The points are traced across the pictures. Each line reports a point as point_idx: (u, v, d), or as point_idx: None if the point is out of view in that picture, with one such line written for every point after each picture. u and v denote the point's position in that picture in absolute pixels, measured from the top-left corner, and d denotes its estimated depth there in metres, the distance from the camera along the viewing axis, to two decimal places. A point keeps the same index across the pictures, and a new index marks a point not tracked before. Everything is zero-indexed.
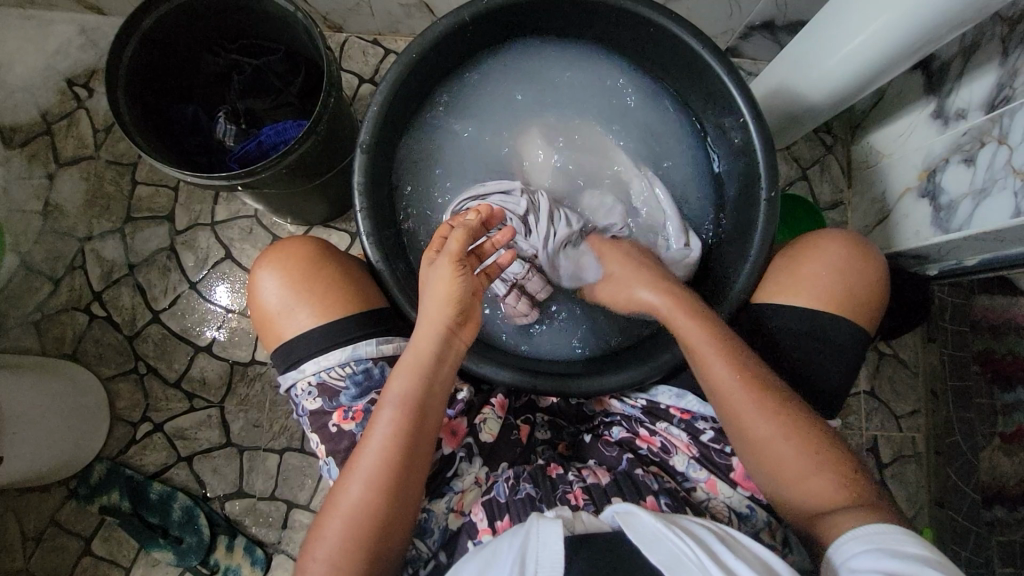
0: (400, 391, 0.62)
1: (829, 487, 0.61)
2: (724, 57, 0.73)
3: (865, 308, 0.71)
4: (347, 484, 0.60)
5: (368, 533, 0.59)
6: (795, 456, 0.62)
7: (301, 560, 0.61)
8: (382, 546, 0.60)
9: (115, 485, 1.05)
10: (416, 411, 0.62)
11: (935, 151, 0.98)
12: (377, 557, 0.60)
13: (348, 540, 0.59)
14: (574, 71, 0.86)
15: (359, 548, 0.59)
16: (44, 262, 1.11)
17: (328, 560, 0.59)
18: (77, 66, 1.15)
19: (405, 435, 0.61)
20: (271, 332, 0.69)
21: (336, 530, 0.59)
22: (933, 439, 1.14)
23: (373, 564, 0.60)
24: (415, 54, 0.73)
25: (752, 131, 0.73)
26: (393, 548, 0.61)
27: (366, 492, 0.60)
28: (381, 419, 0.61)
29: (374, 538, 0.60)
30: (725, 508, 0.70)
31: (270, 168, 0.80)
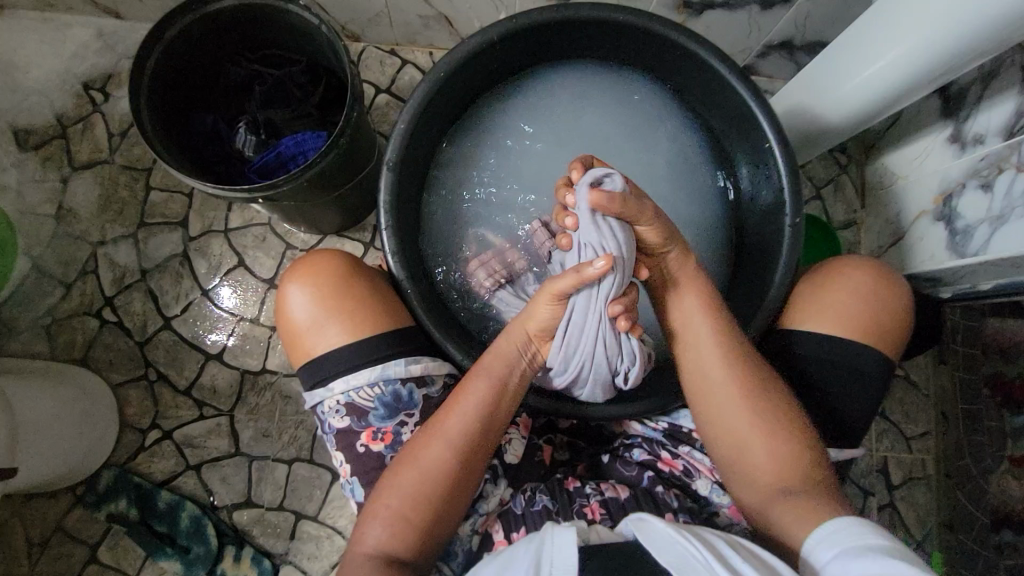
0: (492, 366, 0.64)
1: (763, 438, 0.64)
2: (750, 81, 0.74)
3: (889, 340, 0.71)
4: (424, 447, 0.61)
5: (437, 499, 0.60)
6: (722, 393, 0.66)
7: (362, 515, 0.61)
8: (446, 516, 0.61)
9: (123, 493, 1.04)
10: (507, 395, 0.65)
11: (951, 175, 0.99)
12: (439, 518, 0.60)
13: (418, 494, 0.60)
14: (596, 90, 0.87)
15: (427, 512, 0.60)
16: (56, 265, 1.11)
17: (393, 518, 0.59)
18: (94, 70, 1.15)
19: (493, 414, 0.63)
20: (299, 347, 0.69)
21: (407, 489, 0.60)
22: (943, 461, 1.13)
23: (437, 522, 0.60)
24: (443, 72, 0.73)
25: (776, 155, 0.73)
26: (452, 513, 0.61)
27: (444, 459, 0.61)
28: (473, 388, 0.63)
29: (441, 507, 0.60)
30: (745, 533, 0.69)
31: (292, 181, 0.80)
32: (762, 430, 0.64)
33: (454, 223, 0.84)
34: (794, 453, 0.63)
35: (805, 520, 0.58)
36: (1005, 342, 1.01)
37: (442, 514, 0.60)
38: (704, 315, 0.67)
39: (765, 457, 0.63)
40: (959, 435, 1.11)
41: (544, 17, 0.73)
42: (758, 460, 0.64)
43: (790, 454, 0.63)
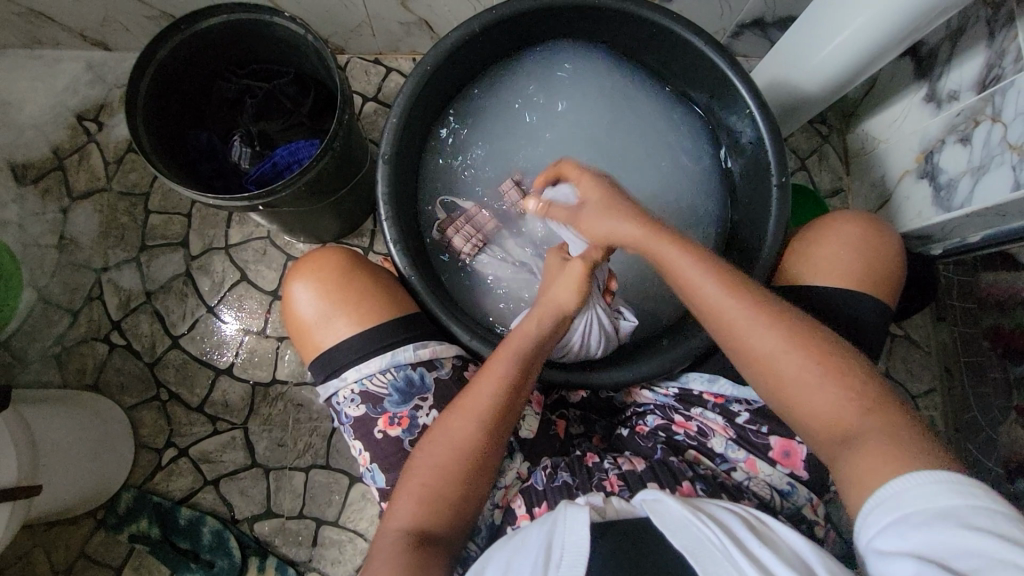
0: (517, 346, 0.66)
1: (813, 386, 0.58)
2: (727, 52, 0.76)
3: (885, 284, 0.72)
4: (454, 425, 0.63)
5: (466, 469, 0.62)
6: (778, 348, 0.60)
7: (394, 494, 0.62)
8: (475, 491, 0.62)
9: (143, 513, 1.05)
10: (531, 369, 0.66)
11: (931, 132, 1.01)
12: (469, 492, 0.62)
13: (445, 470, 0.61)
14: (579, 75, 0.89)
15: (456, 485, 0.61)
16: (62, 294, 1.12)
17: (425, 493, 0.60)
18: (86, 102, 1.17)
19: (517, 391, 0.65)
20: (309, 342, 0.70)
21: (437, 466, 0.61)
22: (951, 416, 1.15)
23: (465, 498, 0.61)
24: (430, 66, 0.75)
25: (759, 121, 0.75)
26: (481, 487, 0.62)
27: (468, 431, 0.62)
28: (497, 364, 0.65)
29: (470, 479, 0.62)
30: (767, 487, 0.69)
31: (290, 186, 0.81)
32: (827, 387, 0.58)
33: (451, 214, 0.86)
34: (857, 389, 0.57)
35: (886, 467, 0.51)
36: (1000, 294, 1.03)
37: (474, 490, 0.62)
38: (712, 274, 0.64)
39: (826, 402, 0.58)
40: (963, 388, 1.12)
41: (522, 6, 0.76)
42: (810, 406, 0.58)
43: (849, 401, 0.56)
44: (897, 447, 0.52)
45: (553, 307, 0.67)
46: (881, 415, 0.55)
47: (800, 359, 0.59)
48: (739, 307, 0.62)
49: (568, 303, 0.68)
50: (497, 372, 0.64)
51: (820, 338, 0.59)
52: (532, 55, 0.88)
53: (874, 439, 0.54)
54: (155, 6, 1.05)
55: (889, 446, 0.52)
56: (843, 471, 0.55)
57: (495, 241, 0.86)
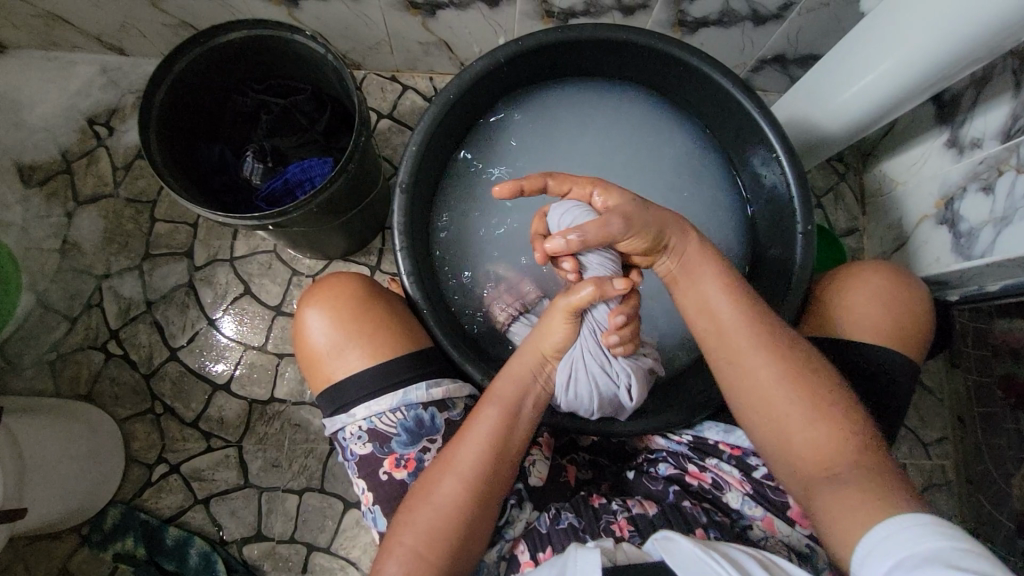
0: (500, 394, 0.64)
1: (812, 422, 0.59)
2: (754, 93, 0.75)
3: (905, 334, 0.70)
4: (442, 481, 0.60)
5: (453, 531, 0.59)
6: (770, 369, 0.61)
7: (380, 552, 0.60)
8: (464, 552, 0.60)
9: (129, 531, 1.01)
10: (520, 421, 0.64)
11: (951, 179, 1.00)
12: (457, 553, 0.59)
13: (432, 532, 0.59)
14: (602, 108, 0.88)
15: (444, 547, 0.58)
16: (60, 300, 1.10)
17: (411, 554, 0.58)
18: (98, 106, 1.16)
19: (507, 442, 0.62)
20: (317, 372, 0.68)
21: (422, 525, 0.59)
22: (963, 466, 1.12)
23: (453, 560, 0.59)
24: (452, 94, 0.74)
25: (785, 165, 0.74)
26: (470, 549, 0.60)
27: (456, 489, 0.60)
28: (484, 417, 0.63)
29: (458, 542, 0.59)
30: (785, 548, 0.66)
31: (301, 208, 0.80)
32: (815, 422, 0.59)
33: (463, 247, 0.84)
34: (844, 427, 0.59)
35: (870, 516, 0.52)
36: (1015, 342, 1.00)
37: (464, 549, 0.60)
38: (726, 295, 0.63)
39: (813, 434, 0.59)
40: (976, 439, 1.10)
41: (547, 37, 0.75)
42: (803, 441, 0.59)
43: (836, 439, 0.58)
44: (874, 491, 0.54)
45: (540, 347, 0.65)
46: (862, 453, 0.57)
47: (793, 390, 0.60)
48: (748, 331, 0.62)
49: (553, 344, 0.65)
50: (484, 425, 0.62)
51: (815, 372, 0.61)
52: (556, 85, 0.87)
53: (852, 484, 0.55)
54: (173, 14, 1.04)
55: (865, 492, 0.54)
56: (822, 509, 0.56)
57: (535, 311, 0.81)
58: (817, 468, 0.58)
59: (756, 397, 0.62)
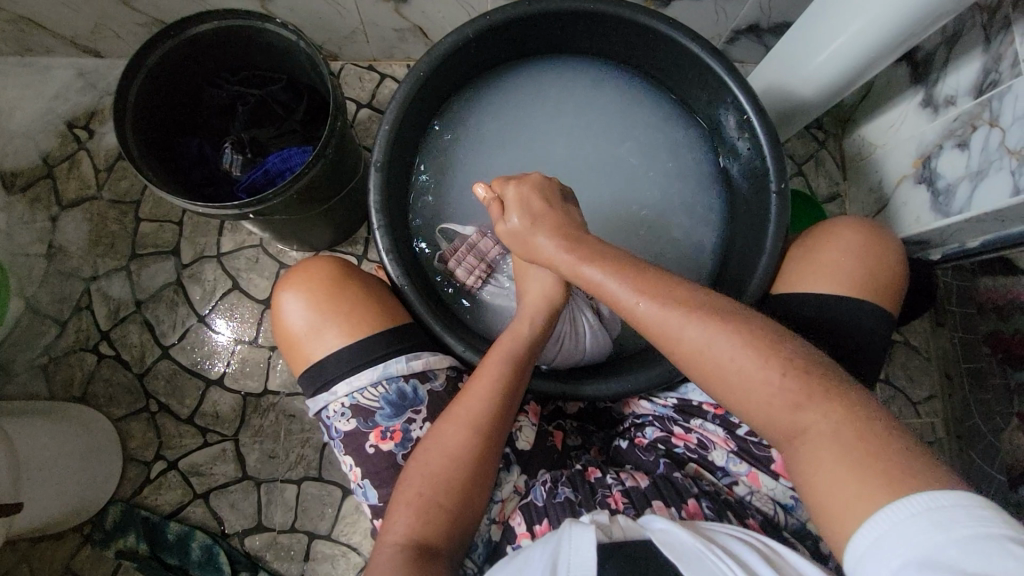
0: (505, 347, 0.67)
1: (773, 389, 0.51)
2: (724, 57, 0.75)
3: (863, 281, 0.69)
4: (449, 429, 0.62)
5: (465, 477, 0.61)
6: (689, 336, 0.54)
7: (388, 508, 0.60)
8: (474, 499, 0.61)
9: (131, 528, 1.02)
10: (523, 373, 0.67)
11: (928, 137, 1.01)
12: (468, 499, 0.60)
13: (444, 478, 0.60)
14: (575, 82, 0.89)
15: (456, 493, 0.60)
16: (49, 304, 1.10)
17: (423, 503, 0.59)
18: (77, 109, 1.16)
19: (513, 392, 0.65)
20: (298, 355, 0.69)
21: (435, 473, 0.60)
22: (953, 423, 1.13)
23: (464, 506, 0.60)
24: (423, 71, 0.74)
25: (757, 127, 0.74)
26: (479, 495, 0.61)
27: (466, 437, 0.62)
28: (490, 368, 0.66)
29: (469, 488, 0.61)
30: (770, 501, 0.68)
31: (280, 195, 0.80)
32: (771, 384, 0.51)
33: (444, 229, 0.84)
34: (812, 376, 0.50)
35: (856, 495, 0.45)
36: (999, 299, 1.01)
37: (474, 497, 0.61)
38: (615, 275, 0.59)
39: (768, 397, 0.51)
40: (964, 395, 1.11)
41: (516, 11, 0.75)
42: (779, 413, 0.50)
43: (795, 399, 0.50)
44: (854, 463, 0.46)
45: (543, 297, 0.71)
46: (841, 405, 0.49)
47: (728, 349, 0.53)
48: (663, 308, 0.55)
49: (556, 294, 0.71)
50: (491, 375, 0.65)
51: (763, 325, 0.54)
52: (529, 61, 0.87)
53: (828, 453, 0.47)
54: (146, 13, 1.04)
55: (844, 459, 0.46)
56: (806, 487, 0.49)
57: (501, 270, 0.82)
58: (795, 442, 0.50)
59: (700, 373, 0.55)
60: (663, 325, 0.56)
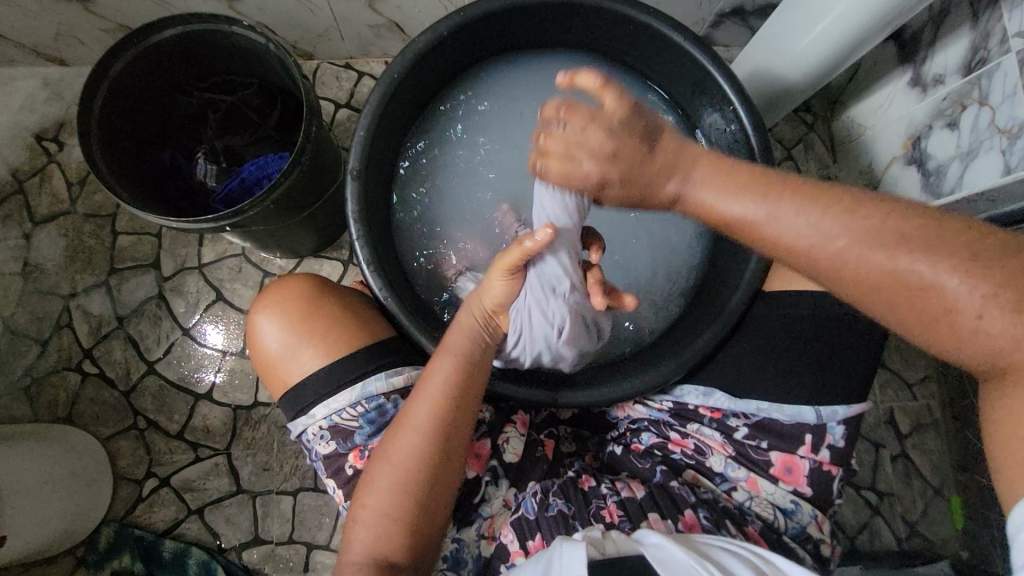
0: (449, 350, 0.63)
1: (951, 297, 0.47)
2: (708, 47, 0.73)
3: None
4: (400, 443, 0.61)
5: (416, 491, 0.60)
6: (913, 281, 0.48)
7: (347, 523, 0.61)
8: (430, 509, 0.61)
9: (125, 548, 1.01)
10: (471, 374, 0.64)
11: (917, 118, 0.99)
12: (423, 511, 0.60)
13: (394, 493, 0.60)
14: (556, 76, 0.86)
15: (408, 509, 0.60)
16: (29, 324, 1.07)
17: (377, 520, 0.60)
18: (45, 120, 1.12)
19: (460, 396, 0.63)
20: (276, 376, 0.67)
21: (384, 490, 0.60)
22: (948, 404, 1.13)
23: (418, 519, 0.60)
24: (398, 73, 0.72)
25: (744, 118, 0.72)
26: (434, 505, 0.61)
27: (414, 451, 0.61)
28: (435, 376, 0.62)
29: (422, 500, 0.60)
30: (769, 506, 0.67)
31: (259, 205, 0.77)
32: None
33: (429, 236, 0.82)
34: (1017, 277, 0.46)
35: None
36: None
37: (431, 508, 0.61)
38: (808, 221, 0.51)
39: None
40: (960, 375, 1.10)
41: (491, 5, 0.72)
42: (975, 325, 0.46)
43: None
44: None
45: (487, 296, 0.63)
46: None
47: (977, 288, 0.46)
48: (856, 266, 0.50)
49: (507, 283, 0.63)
50: (435, 384, 0.62)
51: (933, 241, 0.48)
52: (507, 57, 0.85)
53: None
54: (111, 18, 1.00)
55: None
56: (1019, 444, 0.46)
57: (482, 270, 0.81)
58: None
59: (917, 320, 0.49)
60: (809, 245, 0.51)
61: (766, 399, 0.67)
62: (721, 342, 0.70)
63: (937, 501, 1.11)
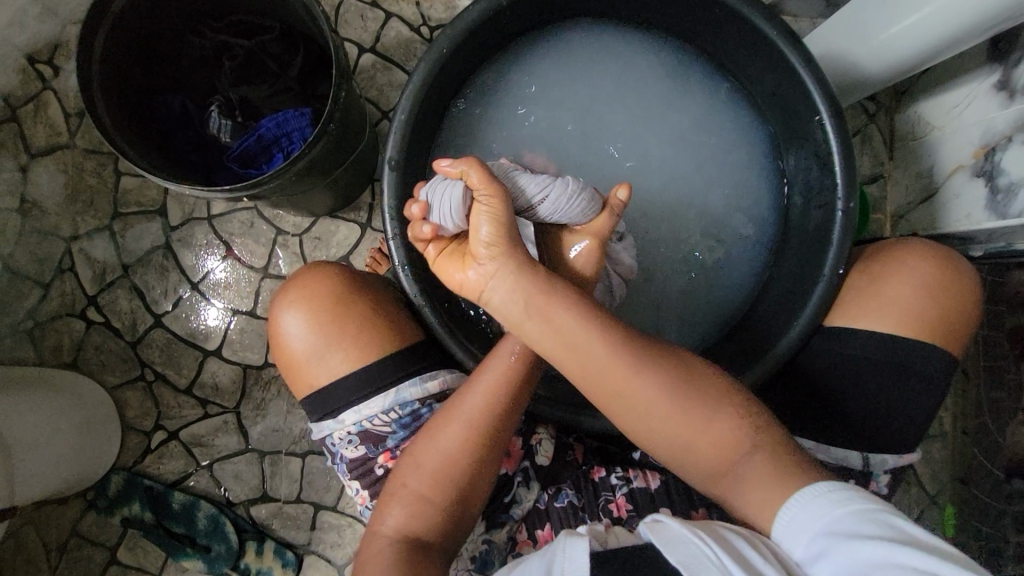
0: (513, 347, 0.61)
1: (753, 470, 0.56)
2: (799, 42, 0.65)
3: (914, 321, 0.64)
4: (445, 433, 0.59)
5: (455, 480, 0.59)
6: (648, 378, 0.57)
7: (381, 497, 0.60)
8: (467, 499, 0.59)
9: (135, 496, 1.02)
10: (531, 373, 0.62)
11: (996, 126, 0.91)
12: (461, 500, 0.59)
13: (434, 476, 0.58)
14: (608, 58, 0.80)
15: (447, 495, 0.58)
16: (29, 264, 1.02)
17: (413, 500, 0.58)
18: (38, 40, 1.01)
19: (515, 394, 0.61)
20: (298, 378, 0.64)
21: (425, 472, 0.59)
22: (961, 419, 1.09)
23: (454, 506, 0.59)
24: (445, 48, 0.66)
25: (829, 129, 0.66)
26: (472, 498, 0.59)
27: (462, 441, 0.59)
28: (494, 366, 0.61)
29: (461, 488, 0.59)
30: None
31: (276, 178, 0.70)
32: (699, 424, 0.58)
33: None
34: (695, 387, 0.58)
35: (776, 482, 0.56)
36: None
37: (467, 500, 0.59)
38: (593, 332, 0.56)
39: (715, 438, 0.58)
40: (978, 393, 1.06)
41: None
42: (697, 445, 0.58)
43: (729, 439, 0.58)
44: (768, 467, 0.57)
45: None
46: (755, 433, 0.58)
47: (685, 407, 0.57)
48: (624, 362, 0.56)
49: None
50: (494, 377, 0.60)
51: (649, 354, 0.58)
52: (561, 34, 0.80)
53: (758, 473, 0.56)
54: None
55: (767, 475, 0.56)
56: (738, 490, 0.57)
57: None
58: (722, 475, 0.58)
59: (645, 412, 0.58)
60: (627, 382, 0.57)
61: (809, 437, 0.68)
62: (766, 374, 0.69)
63: (931, 509, 1.09)
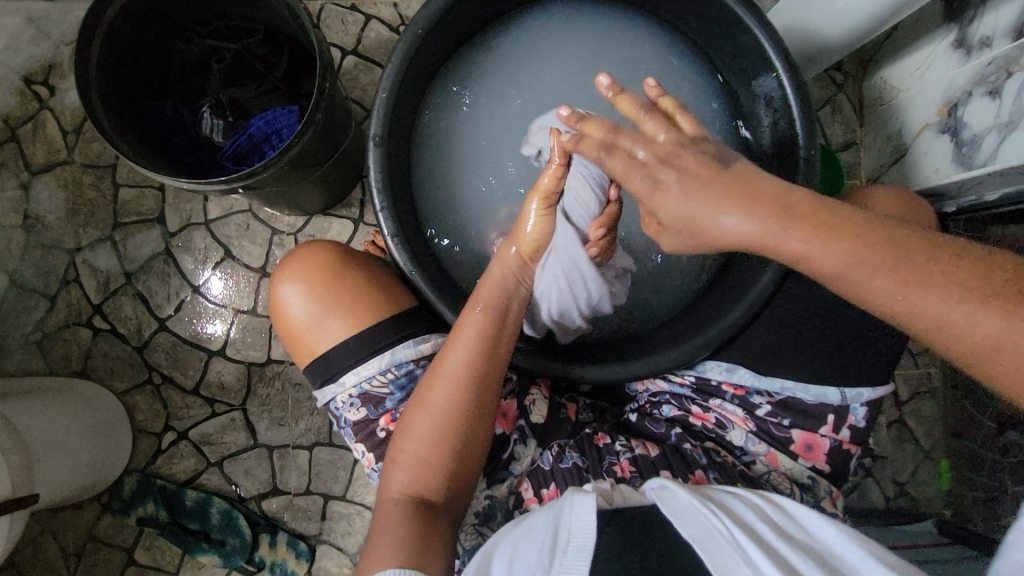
0: (483, 298, 0.66)
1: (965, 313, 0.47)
2: (752, 5, 0.70)
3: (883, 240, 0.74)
4: (434, 390, 0.62)
5: (451, 433, 0.61)
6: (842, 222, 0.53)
7: (385, 464, 0.63)
8: (465, 452, 0.62)
9: (149, 497, 1.04)
10: (505, 321, 0.66)
11: (957, 82, 0.94)
12: (459, 454, 0.62)
13: (431, 435, 0.61)
14: (578, 33, 0.84)
15: (445, 451, 0.61)
16: (34, 277, 1.05)
17: (414, 462, 0.61)
18: (32, 62, 1.05)
19: (495, 343, 0.64)
20: (302, 348, 0.68)
21: (421, 432, 0.61)
22: (949, 373, 1.11)
23: (455, 461, 0.62)
24: (420, 29, 0.70)
25: (784, 83, 0.70)
26: (470, 451, 0.62)
27: (452, 395, 0.62)
28: (471, 320, 0.64)
29: (459, 442, 0.62)
30: (787, 480, 0.71)
31: (270, 167, 0.74)
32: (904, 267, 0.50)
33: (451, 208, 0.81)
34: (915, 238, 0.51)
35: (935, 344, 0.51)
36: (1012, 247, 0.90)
37: (465, 453, 0.62)
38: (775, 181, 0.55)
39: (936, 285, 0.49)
40: None
41: None
42: (903, 295, 0.51)
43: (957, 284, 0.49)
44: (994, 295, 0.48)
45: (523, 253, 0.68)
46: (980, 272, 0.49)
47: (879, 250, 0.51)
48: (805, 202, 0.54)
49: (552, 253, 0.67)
50: (471, 329, 0.64)
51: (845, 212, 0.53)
52: (532, 16, 0.84)
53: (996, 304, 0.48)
54: None
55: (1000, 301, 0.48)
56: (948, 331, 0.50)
57: None
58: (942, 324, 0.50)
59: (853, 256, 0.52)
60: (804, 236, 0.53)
61: (791, 378, 0.70)
62: (745, 326, 0.71)
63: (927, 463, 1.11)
